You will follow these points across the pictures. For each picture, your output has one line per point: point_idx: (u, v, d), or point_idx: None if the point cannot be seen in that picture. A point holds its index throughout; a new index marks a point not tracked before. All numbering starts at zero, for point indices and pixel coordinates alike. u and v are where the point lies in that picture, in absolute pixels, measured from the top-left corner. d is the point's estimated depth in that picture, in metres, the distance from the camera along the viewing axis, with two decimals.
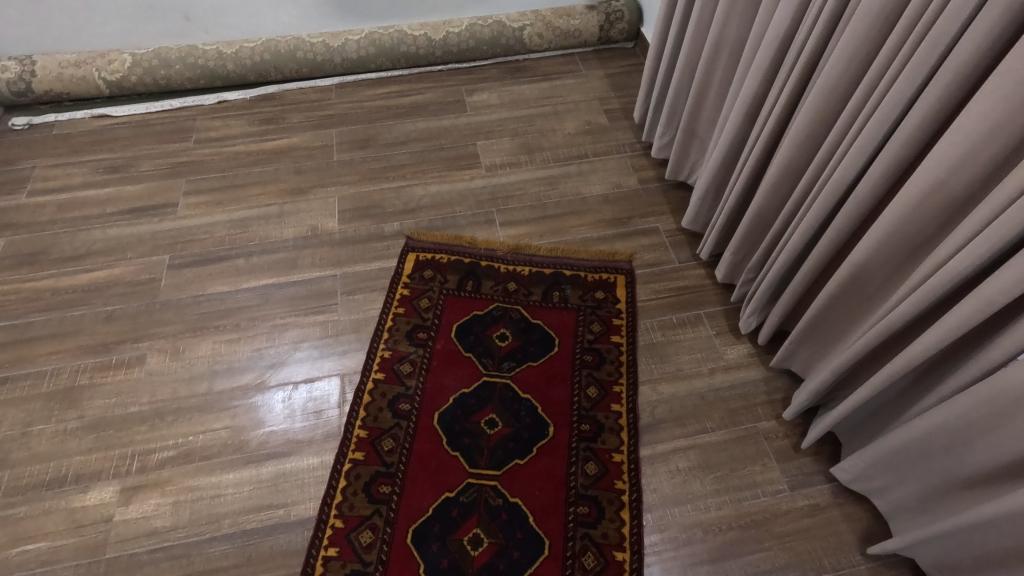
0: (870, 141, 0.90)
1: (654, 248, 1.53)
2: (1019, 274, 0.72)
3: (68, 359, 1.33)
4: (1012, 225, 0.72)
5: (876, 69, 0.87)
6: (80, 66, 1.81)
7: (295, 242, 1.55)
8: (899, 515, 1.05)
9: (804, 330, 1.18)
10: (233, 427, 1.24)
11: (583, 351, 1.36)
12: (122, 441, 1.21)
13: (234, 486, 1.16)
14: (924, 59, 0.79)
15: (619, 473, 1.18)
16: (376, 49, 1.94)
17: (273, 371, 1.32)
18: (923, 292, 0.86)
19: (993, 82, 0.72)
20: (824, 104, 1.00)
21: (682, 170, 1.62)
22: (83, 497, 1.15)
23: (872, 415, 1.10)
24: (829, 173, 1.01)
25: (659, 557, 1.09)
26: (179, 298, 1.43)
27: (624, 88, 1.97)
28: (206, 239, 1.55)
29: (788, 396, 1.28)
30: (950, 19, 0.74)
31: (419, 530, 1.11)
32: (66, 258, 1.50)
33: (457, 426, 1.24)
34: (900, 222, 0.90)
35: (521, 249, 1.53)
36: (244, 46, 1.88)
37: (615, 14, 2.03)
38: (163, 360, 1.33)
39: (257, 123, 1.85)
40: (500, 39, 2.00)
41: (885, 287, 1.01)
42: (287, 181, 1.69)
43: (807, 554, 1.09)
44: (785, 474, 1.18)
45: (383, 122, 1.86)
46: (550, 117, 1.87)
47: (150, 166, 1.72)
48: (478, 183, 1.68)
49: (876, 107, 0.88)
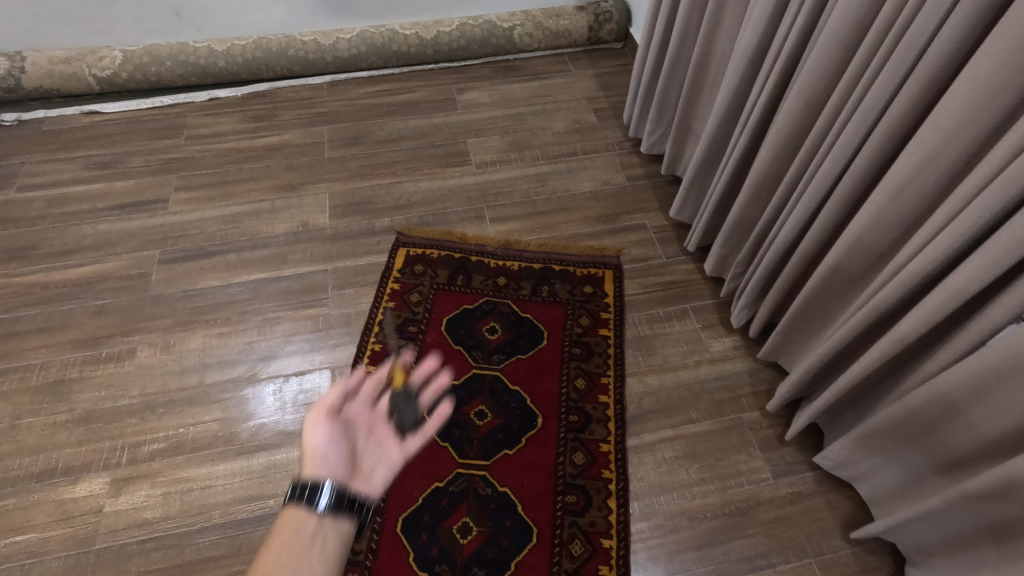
0: (850, 135, 0.93)
1: (641, 244, 1.56)
2: (988, 260, 0.75)
3: (58, 352, 1.33)
4: (983, 213, 0.74)
5: (855, 66, 0.90)
6: (70, 62, 1.81)
7: (286, 237, 1.56)
8: (881, 500, 1.08)
9: (788, 322, 1.21)
10: (224, 420, 1.24)
11: (571, 344, 1.38)
12: (112, 434, 1.22)
13: (224, 477, 1.17)
14: (902, 56, 0.81)
15: (606, 462, 1.20)
16: (367, 47, 1.95)
17: (264, 364, 1.32)
18: (899, 282, 0.89)
19: (964, 77, 0.74)
20: (806, 101, 1.03)
21: (678, 165, 1.65)
22: (73, 488, 1.15)
23: (853, 403, 1.12)
24: (812, 168, 1.04)
25: (645, 544, 1.11)
26: (169, 292, 1.44)
27: (612, 87, 2.00)
28: (197, 234, 1.56)
29: (772, 387, 1.31)
30: (926, 17, 0.77)
31: (409, 519, 1.12)
32: (55, 253, 1.50)
33: (447, 418, 1.25)
34: (880, 214, 0.93)
35: (511, 244, 1.54)
36: (235, 44, 1.89)
37: (604, 15, 2.05)
38: (153, 353, 1.33)
39: (248, 121, 1.86)
40: (491, 39, 2.02)
41: (865, 278, 1.04)
42: (278, 177, 1.70)
43: (790, 540, 1.11)
44: (769, 464, 1.20)
45: (374, 120, 1.87)
46: (540, 116, 1.89)
47: (141, 163, 1.72)
48: (469, 180, 1.70)
49: (856, 102, 0.91)
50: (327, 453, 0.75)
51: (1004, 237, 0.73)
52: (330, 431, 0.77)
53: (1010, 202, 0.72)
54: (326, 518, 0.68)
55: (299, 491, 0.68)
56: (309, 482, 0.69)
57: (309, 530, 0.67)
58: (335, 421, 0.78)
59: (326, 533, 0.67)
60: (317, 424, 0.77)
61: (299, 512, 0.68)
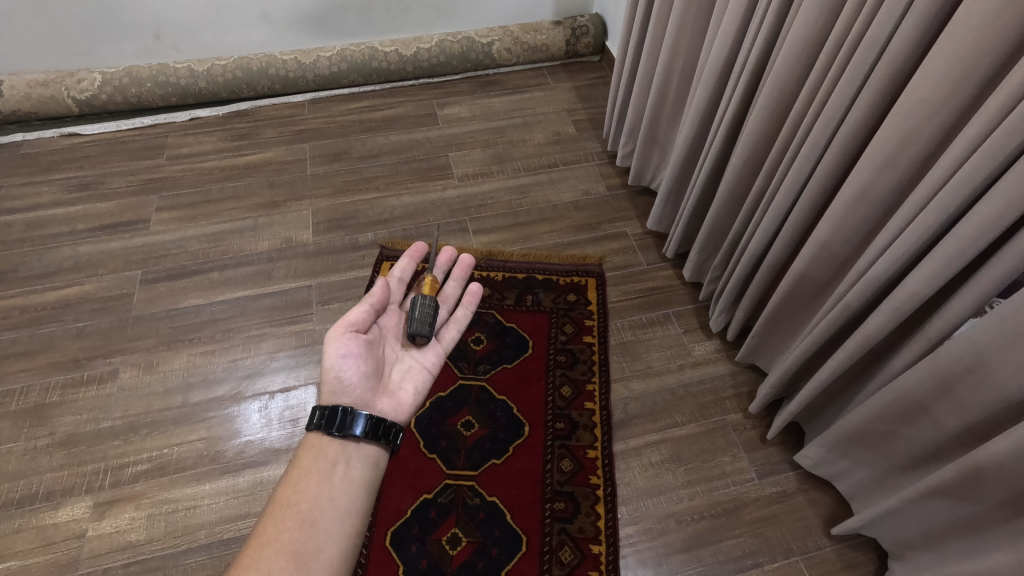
0: (815, 139, 0.96)
1: (623, 252, 1.58)
2: (948, 257, 0.78)
3: (38, 376, 1.31)
4: (942, 210, 0.77)
5: (817, 74, 0.94)
6: (49, 85, 1.81)
7: (269, 254, 1.56)
8: (860, 496, 1.10)
9: (765, 325, 1.23)
10: (209, 439, 1.23)
11: (556, 351, 1.39)
12: (95, 456, 1.20)
13: (210, 496, 1.16)
14: (860, 63, 0.84)
15: (594, 468, 1.21)
16: (348, 65, 1.97)
17: (249, 382, 1.32)
18: (867, 281, 0.92)
19: (918, 81, 0.78)
20: (772, 109, 1.06)
21: (645, 175, 1.68)
22: (55, 514, 1.13)
23: (831, 402, 1.15)
24: (782, 173, 1.07)
25: (633, 549, 1.11)
26: (151, 312, 1.43)
27: (590, 99, 2.04)
28: (179, 253, 1.55)
29: (754, 388, 1.33)
30: (881, 25, 0.80)
31: (398, 532, 1.12)
32: (34, 277, 1.49)
33: (434, 429, 1.26)
34: (845, 217, 0.95)
35: (494, 255, 1.56)
36: (216, 64, 1.90)
37: (581, 29, 2.10)
38: (136, 374, 1.32)
39: (230, 139, 1.86)
40: (470, 54, 2.05)
41: (836, 279, 1.07)
42: (260, 195, 1.70)
43: (776, 539, 1.13)
44: (753, 464, 1.22)
45: (355, 135, 1.89)
46: (521, 128, 1.92)
47: (122, 183, 1.72)
48: (451, 193, 1.71)
49: (819, 107, 0.94)
50: (345, 370, 0.83)
51: (962, 232, 0.75)
52: (348, 350, 0.83)
53: (967, 197, 0.75)
54: (345, 443, 0.78)
55: (317, 419, 0.77)
56: (326, 408, 0.78)
57: (330, 455, 0.77)
58: (351, 340, 0.84)
59: (345, 458, 0.77)
60: (339, 340, 0.83)
61: (318, 440, 0.78)
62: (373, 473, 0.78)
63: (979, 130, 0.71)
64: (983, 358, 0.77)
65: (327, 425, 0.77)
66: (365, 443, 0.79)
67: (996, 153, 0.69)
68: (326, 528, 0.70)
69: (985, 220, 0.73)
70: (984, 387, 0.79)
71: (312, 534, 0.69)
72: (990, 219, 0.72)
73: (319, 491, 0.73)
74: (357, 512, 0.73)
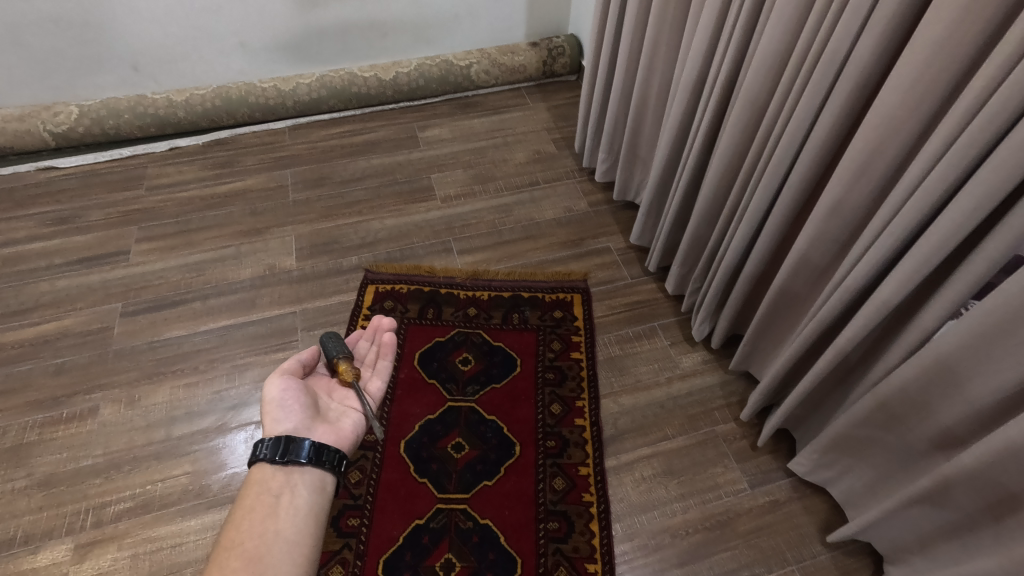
0: (784, 151, 0.99)
1: (607, 267, 1.59)
2: (922, 261, 0.80)
3: (16, 416, 1.28)
4: (914, 212, 0.79)
5: (783, 89, 0.97)
6: (24, 119, 1.79)
7: (252, 281, 1.55)
8: (853, 502, 1.10)
9: (751, 334, 1.25)
10: (194, 472, 1.21)
11: (544, 369, 1.39)
12: (74, 497, 1.17)
13: (196, 532, 1.13)
14: (822, 75, 0.88)
15: (586, 485, 1.20)
16: (327, 91, 1.99)
17: (235, 413, 1.30)
18: (848, 288, 0.93)
19: (883, 92, 0.81)
20: (744, 125, 1.10)
21: (629, 191, 1.70)
22: (34, 558, 1.09)
23: (817, 408, 1.16)
24: (755, 184, 1.09)
25: (629, 566, 1.10)
26: (132, 346, 1.41)
27: (569, 117, 2.07)
28: (160, 284, 1.54)
29: (743, 397, 1.34)
30: (840, 40, 0.84)
31: (390, 560, 1.10)
32: (11, 313, 1.46)
33: (424, 453, 1.24)
34: (823, 225, 0.98)
35: (479, 274, 1.56)
36: (194, 94, 1.90)
37: (557, 50, 2.14)
38: (117, 410, 1.29)
39: (210, 168, 1.86)
40: (449, 77, 2.08)
41: (815, 288, 1.10)
42: (243, 222, 1.69)
43: (771, 549, 1.13)
44: (745, 474, 1.22)
45: (337, 160, 1.89)
46: (501, 148, 1.94)
47: (100, 216, 1.70)
48: (435, 215, 1.72)
49: (787, 120, 0.98)
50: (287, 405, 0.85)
51: (933, 237, 0.78)
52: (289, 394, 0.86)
53: (934, 204, 0.78)
54: (289, 472, 0.77)
55: (268, 451, 0.78)
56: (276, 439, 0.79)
57: (273, 488, 0.76)
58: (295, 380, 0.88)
59: (290, 488, 0.76)
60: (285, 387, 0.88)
61: (261, 475, 0.76)
62: (319, 499, 0.78)
63: (944, 136, 0.74)
64: (963, 359, 0.79)
65: (306, 457, 0.78)
66: (310, 469, 0.79)
67: (960, 160, 0.72)
68: (277, 561, 0.68)
69: (953, 226, 0.75)
70: (967, 386, 0.81)
71: (261, 570, 0.67)
72: (959, 225, 0.74)
73: (265, 526, 0.71)
74: (307, 541, 0.72)
